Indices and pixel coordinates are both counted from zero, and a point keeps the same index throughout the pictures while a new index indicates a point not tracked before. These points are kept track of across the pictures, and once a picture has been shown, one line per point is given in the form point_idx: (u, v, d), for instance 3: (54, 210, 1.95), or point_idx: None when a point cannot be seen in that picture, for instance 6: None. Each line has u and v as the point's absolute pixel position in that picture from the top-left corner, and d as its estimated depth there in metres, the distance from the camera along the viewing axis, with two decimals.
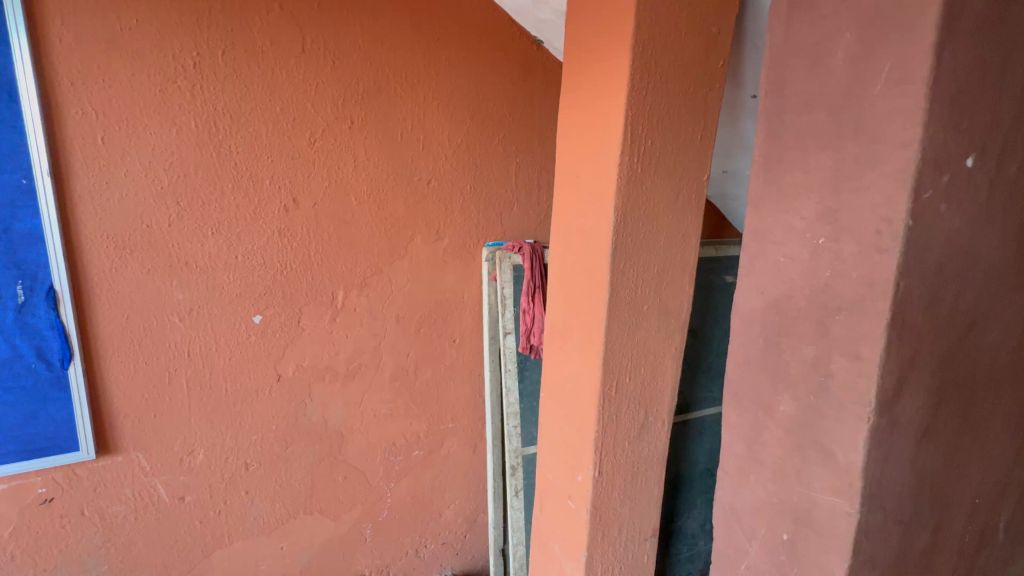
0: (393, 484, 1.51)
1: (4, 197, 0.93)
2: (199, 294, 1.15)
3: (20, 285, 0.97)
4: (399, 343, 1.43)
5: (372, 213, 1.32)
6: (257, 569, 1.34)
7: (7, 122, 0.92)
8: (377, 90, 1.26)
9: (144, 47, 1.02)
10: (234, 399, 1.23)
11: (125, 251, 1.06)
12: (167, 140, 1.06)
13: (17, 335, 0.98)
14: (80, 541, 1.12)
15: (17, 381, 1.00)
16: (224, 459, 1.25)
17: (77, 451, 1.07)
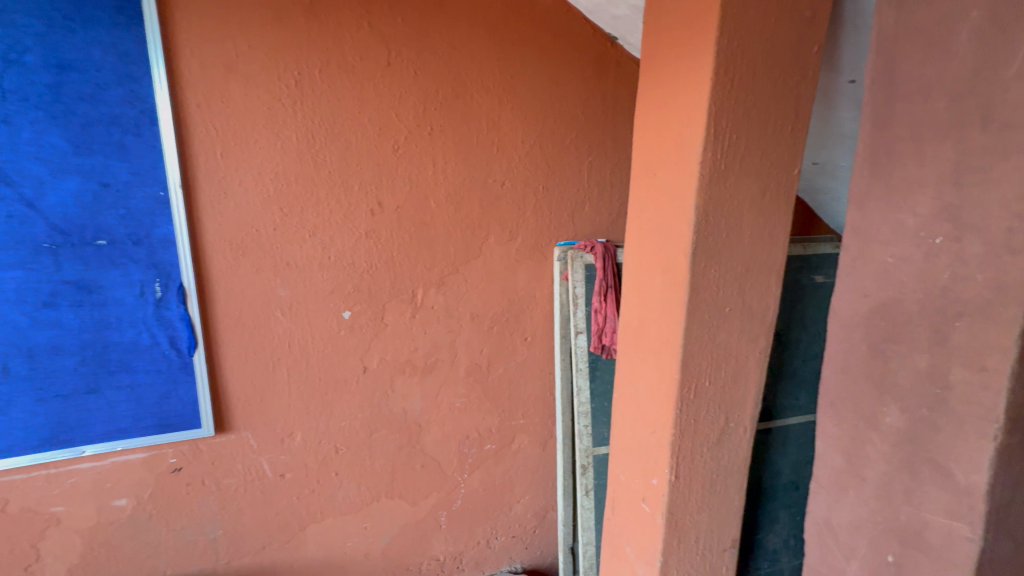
0: (466, 475, 1.57)
1: (146, 207, 1.09)
2: (299, 291, 1.26)
3: (158, 282, 1.12)
4: (474, 339, 1.48)
5: (449, 215, 1.37)
6: (345, 545, 1.46)
7: (149, 142, 1.07)
8: (455, 96, 1.31)
9: (255, 70, 1.13)
10: (326, 387, 1.34)
11: (238, 252, 1.19)
12: (273, 152, 1.18)
13: (155, 326, 1.14)
14: (201, 507, 1.28)
15: (154, 365, 1.15)
16: (318, 442, 1.37)
17: (201, 428, 1.22)
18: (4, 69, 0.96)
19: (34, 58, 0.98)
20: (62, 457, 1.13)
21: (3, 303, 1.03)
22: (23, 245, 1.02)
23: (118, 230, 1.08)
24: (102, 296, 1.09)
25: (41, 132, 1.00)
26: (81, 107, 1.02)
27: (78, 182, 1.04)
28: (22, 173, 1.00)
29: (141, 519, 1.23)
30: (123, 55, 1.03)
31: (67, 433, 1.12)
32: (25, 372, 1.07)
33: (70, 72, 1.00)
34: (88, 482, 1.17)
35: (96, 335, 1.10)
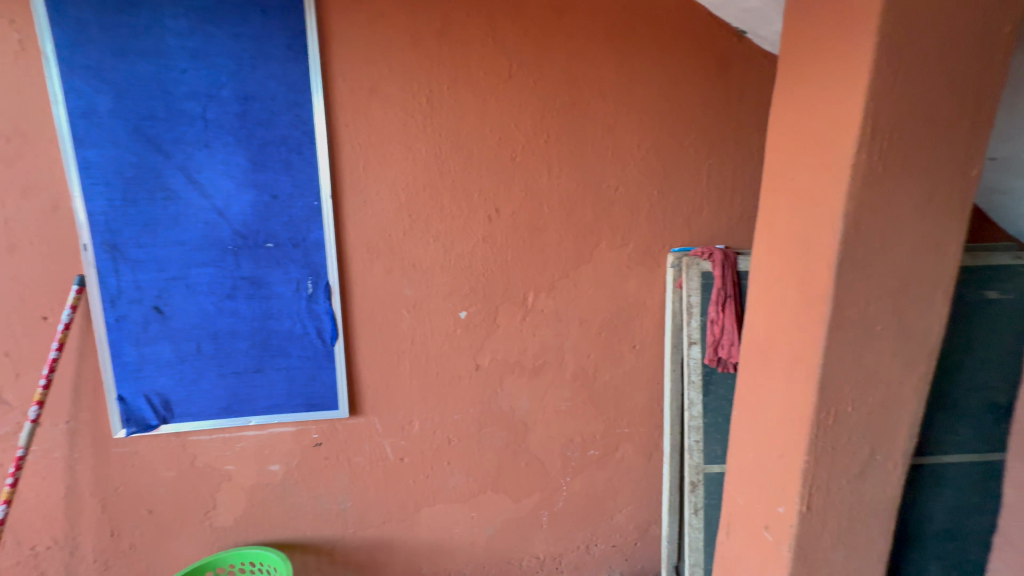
0: (568, 478, 1.58)
1: (304, 215, 1.26)
2: (422, 291, 1.37)
3: (310, 280, 1.29)
4: (581, 344, 1.49)
5: (562, 220, 1.40)
6: (453, 531, 1.55)
7: (308, 159, 1.23)
8: (571, 104, 1.33)
9: (393, 91, 1.25)
10: (442, 382, 1.44)
11: (373, 255, 1.32)
12: (405, 164, 1.29)
13: (307, 318, 1.31)
14: (335, 480, 1.44)
15: (304, 352, 1.33)
16: (433, 432, 1.47)
17: (337, 409, 1.38)
18: (206, 102, 1.16)
19: (227, 91, 1.17)
20: (234, 425, 1.34)
21: (198, 295, 1.25)
22: (214, 246, 1.23)
23: (283, 235, 1.26)
24: (269, 291, 1.28)
25: (229, 153, 1.20)
26: (259, 131, 1.20)
27: (254, 194, 1.22)
28: (215, 187, 1.21)
29: (289, 484, 1.41)
30: (292, 85, 1.19)
31: (238, 404, 1.33)
32: (211, 352, 1.28)
33: (253, 102, 1.18)
34: (251, 448, 1.37)
35: (262, 324, 1.29)
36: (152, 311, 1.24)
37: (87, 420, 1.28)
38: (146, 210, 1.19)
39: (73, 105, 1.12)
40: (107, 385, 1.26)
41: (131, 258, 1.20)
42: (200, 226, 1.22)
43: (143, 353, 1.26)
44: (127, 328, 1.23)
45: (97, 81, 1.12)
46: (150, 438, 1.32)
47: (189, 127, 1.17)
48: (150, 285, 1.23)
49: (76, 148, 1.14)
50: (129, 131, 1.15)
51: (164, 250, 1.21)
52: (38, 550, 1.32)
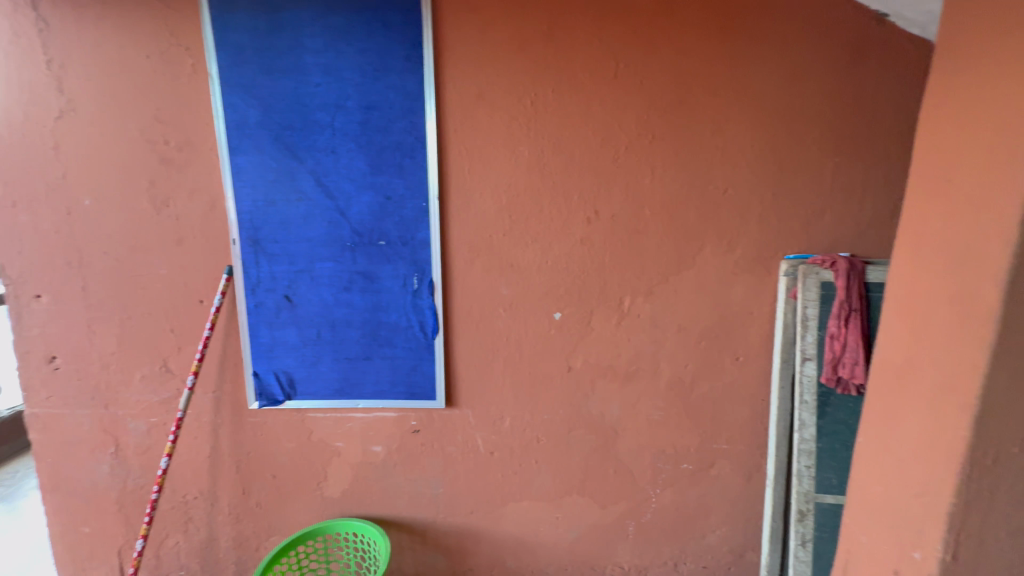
0: (658, 490, 1.53)
1: (413, 216, 1.34)
2: (519, 291, 1.40)
3: (416, 277, 1.37)
4: (679, 353, 1.43)
5: (664, 223, 1.35)
6: (537, 529, 1.56)
7: (418, 163, 1.31)
8: (679, 102, 1.28)
9: (500, 95, 1.28)
10: (533, 381, 1.46)
11: (474, 254, 1.37)
12: (508, 167, 1.32)
13: (412, 312, 1.40)
14: (430, 466, 1.52)
15: (408, 343, 1.42)
16: (522, 430, 1.49)
17: (435, 400, 1.46)
18: (335, 112, 1.28)
19: (352, 102, 1.27)
20: (345, 406, 1.47)
21: (320, 286, 1.38)
22: (335, 243, 1.35)
23: (394, 233, 1.35)
24: (379, 285, 1.38)
25: (352, 158, 1.31)
26: (378, 137, 1.29)
27: (371, 196, 1.33)
28: (338, 189, 1.32)
29: (389, 465, 1.52)
30: (408, 93, 1.27)
31: (349, 388, 1.45)
32: (329, 339, 1.42)
33: (373, 111, 1.28)
34: (358, 429, 1.49)
35: (373, 315, 1.40)
36: (283, 299, 1.39)
37: (229, 392, 1.48)
38: (282, 210, 1.34)
39: (229, 118, 1.29)
40: (245, 362, 1.44)
41: (269, 252, 1.36)
42: (325, 225, 1.35)
43: (274, 336, 1.42)
44: (262, 313, 1.40)
45: (249, 97, 1.28)
46: (276, 412, 1.49)
47: (319, 136, 1.30)
48: (282, 276, 1.38)
49: (230, 155, 1.31)
50: (272, 139, 1.30)
51: (295, 246, 1.36)
52: (187, 498, 1.55)
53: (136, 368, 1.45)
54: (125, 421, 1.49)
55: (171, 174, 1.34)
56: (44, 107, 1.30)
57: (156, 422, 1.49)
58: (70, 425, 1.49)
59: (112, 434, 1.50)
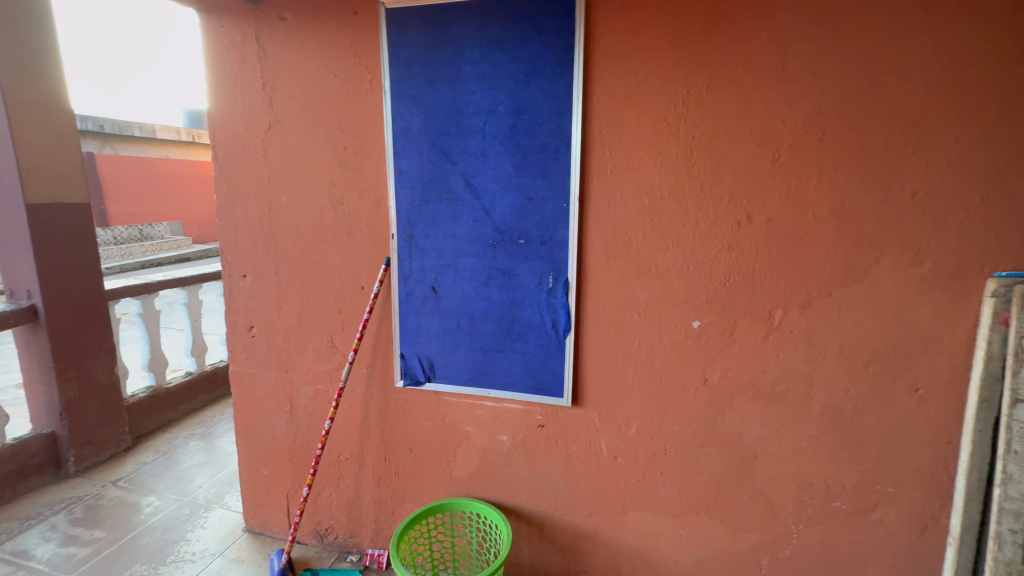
0: (801, 526, 1.37)
1: (553, 216, 1.37)
2: (655, 295, 1.36)
3: (551, 276, 1.41)
4: (839, 377, 1.27)
5: (831, 230, 1.20)
6: (658, 543, 1.51)
7: (562, 164, 1.33)
8: (860, 93, 1.13)
9: (649, 95, 1.25)
10: (664, 390, 1.41)
11: (611, 256, 1.37)
12: (653, 168, 1.29)
13: (545, 310, 1.43)
14: (552, 462, 1.55)
15: (539, 340, 1.46)
16: (649, 438, 1.45)
17: (561, 398, 1.48)
18: (487, 117, 1.36)
19: (503, 107, 1.34)
20: (477, 393, 1.57)
21: (463, 280, 1.49)
22: (479, 240, 1.44)
23: (534, 233, 1.39)
24: (516, 282, 1.44)
25: (499, 160, 1.38)
26: (525, 140, 1.35)
27: (515, 196, 1.39)
28: (485, 190, 1.41)
29: (513, 455, 1.58)
30: (556, 97, 1.30)
31: (482, 377, 1.54)
32: (468, 329, 1.52)
33: (522, 115, 1.33)
34: (487, 416, 1.58)
35: (509, 310, 1.47)
36: (430, 290, 1.53)
37: (379, 369, 1.66)
38: (435, 208, 1.47)
39: (396, 126, 1.45)
40: (395, 344, 1.60)
41: (421, 246, 1.50)
42: (471, 223, 1.44)
43: (420, 323, 1.56)
44: (412, 302, 1.55)
45: (414, 106, 1.42)
46: (417, 392, 1.64)
47: (471, 140, 1.39)
48: (431, 269, 1.51)
49: (394, 159, 1.47)
50: (430, 144, 1.43)
51: (443, 241, 1.48)
52: (341, 458, 1.78)
53: (310, 341, 1.71)
54: (299, 385, 1.76)
55: (347, 175, 1.54)
56: (259, 121, 1.59)
57: (322, 389, 1.74)
58: (260, 383, 1.80)
59: (289, 395, 1.78)
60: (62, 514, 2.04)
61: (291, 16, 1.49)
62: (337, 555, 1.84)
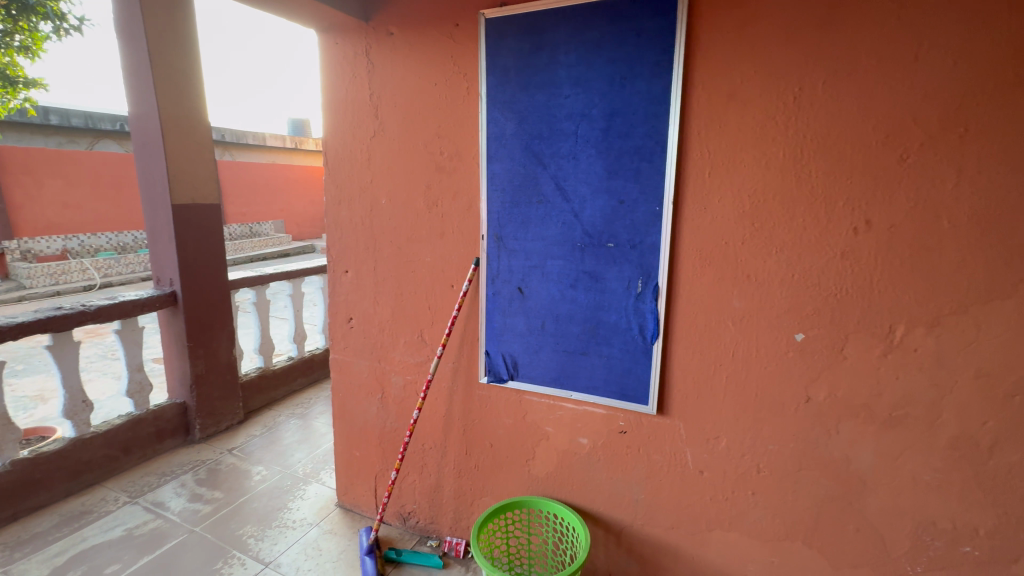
0: (919, 569, 1.23)
1: (645, 220, 1.34)
2: (754, 305, 1.28)
3: (640, 280, 1.38)
4: (974, 406, 1.12)
5: (970, 238, 1.07)
6: (746, 567, 1.42)
7: (656, 167, 1.30)
8: (1015, 83, 0.99)
9: (756, 93, 1.19)
10: (760, 405, 1.33)
11: (705, 261, 1.31)
12: (756, 170, 1.22)
13: (633, 315, 1.41)
14: (633, 470, 1.52)
15: (625, 345, 1.44)
16: (741, 455, 1.37)
17: (645, 405, 1.45)
18: (580, 120, 1.37)
19: (597, 110, 1.34)
20: (558, 395, 1.58)
21: (549, 281, 1.51)
22: (567, 243, 1.45)
23: (624, 236, 1.38)
24: (603, 285, 1.43)
25: (591, 163, 1.38)
26: (618, 143, 1.33)
27: (605, 200, 1.38)
28: (575, 193, 1.42)
29: (592, 459, 1.57)
30: (653, 98, 1.27)
31: (565, 378, 1.55)
32: (552, 330, 1.54)
33: (616, 117, 1.32)
34: (568, 418, 1.58)
35: (594, 313, 1.46)
36: (517, 290, 1.56)
37: (464, 365, 1.73)
38: (525, 211, 1.50)
39: (490, 131, 1.50)
40: (480, 342, 1.66)
41: (509, 248, 1.54)
42: (560, 226, 1.46)
43: (505, 322, 1.60)
44: (498, 301, 1.59)
45: (508, 112, 1.46)
46: (499, 389, 1.68)
47: (564, 143, 1.41)
48: (518, 270, 1.55)
49: (488, 163, 1.52)
50: (523, 148, 1.46)
51: (532, 243, 1.51)
52: (425, 447, 1.87)
53: (402, 334, 1.82)
54: (391, 374, 1.88)
55: (442, 179, 1.62)
56: (365, 129, 1.72)
57: (411, 380, 1.84)
58: (356, 371, 1.95)
59: (381, 383, 1.91)
60: (190, 473, 2.35)
61: (397, 31, 1.60)
62: (418, 538, 1.94)
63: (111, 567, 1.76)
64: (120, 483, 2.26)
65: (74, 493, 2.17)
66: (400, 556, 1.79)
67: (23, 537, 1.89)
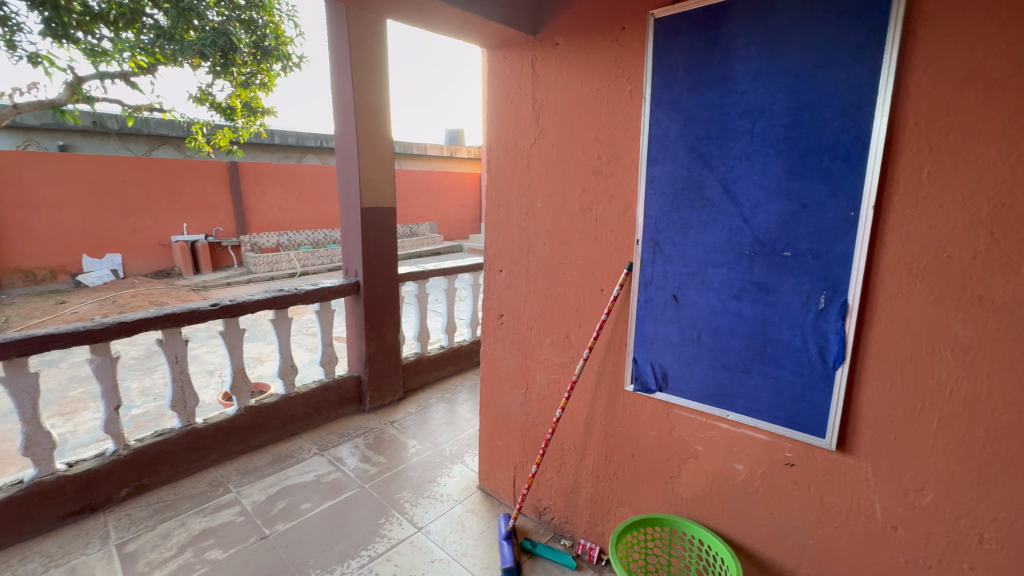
0: None
1: (835, 226, 1.17)
2: (987, 334, 1.03)
3: (824, 295, 1.21)
4: None
5: None
6: None
7: (854, 166, 1.13)
8: None
9: (1007, 72, 0.96)
10: (989, 461, 1.07)
11: (917, 278, 1.10)
12: (1000, 167, 0.99)
13: (811, 334, 1.25)
14: (800, 509, 1.35)
15: (798, 367, 1.28)
16: (954, 517, 1.12)
17: (822, 438, 1.27)
18: (758, 117, 1.26)
19: (780, 105, 1.22)
20: (712, 413, 1.47)
21: (709, 290, 1.41)
22: (734, 250, 1.35)
23: (805, 245, 1.22)
24: (776, 298, 1.29)
25: (768, 163, 1.26)
26: (804, 140, 1.19)
27: (784, 204, 1.24)
28: (747, 197, 1.30)
29: (749, 489, 1.43)
30: (855, 87, 1.11)
31: (721, 396, 1.44)
32: (710, 343, 1.44)
33: (805, 112, 1.18)
34: (722, 439, 1.46)
35: (762, 329, 1.33)
36: (672, 298, 1.50)
37: (610, 370, 1.71)
38: (686, 215, 1.43)
39: (653, 133, 1.46)
40: (628, 348, 1.63)
41: (666, 253, 1.48)
42: (726, 231, 1.36)
43: (657, 330, 1.55)
44: (651, 308, 1.54)
45: (674, 112, 1.41)
46: (646, 399, 1.63)
47: (736, 143, 1.31)
48: (674, 277, 1.48)
49: (648, 165, 1.48)
50: (688, 150, 1.40)
51: (692, 249, 1.43)
52: (564, 447, 1.91)
53: (549, 334, 1.88)
54: (536, 372, 1.96)
55: (598, 182, 1.63)
56: (526, 136, 1.82)
57: (555, 379, 1.89)
58: (503, 365, 2.07)
59: (526, 379, 2.00)
60: (361, 437, 2.75)
61: (562, 40, 1.66)
62: (552, 534, 1.98)
63: (305, 504, 2.15)
64: (312, 437, 2.74)
65: (281, 439, 2.70)
66: (535, 548, 1.85)
67: (248, 468, 2.42)
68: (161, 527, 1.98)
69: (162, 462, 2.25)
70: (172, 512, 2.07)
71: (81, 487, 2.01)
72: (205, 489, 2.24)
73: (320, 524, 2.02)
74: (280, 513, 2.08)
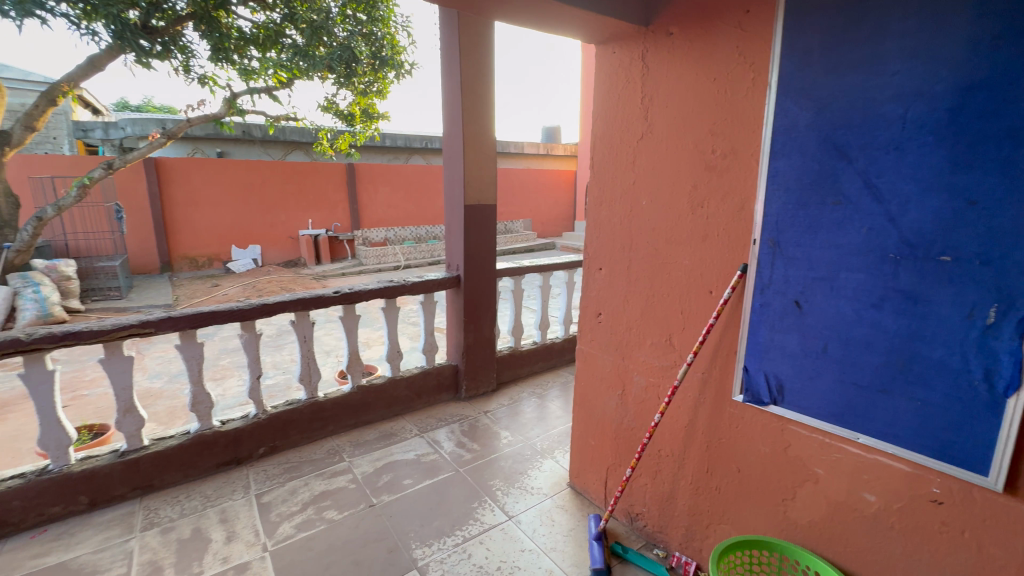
0: None
1: (1014, 226, 0.99)
2: None
3: (995, 308, 1.02)
4: None
5: None
6: None
7: None
8: None
9: None
10: None
11: None
12: None
13: (974, 352, 1.06)
14: (949, 555, 1.16)
15: (955, 391, 1.10)
16: None
17: (984, 476, 1.08)
18: (912, 101, 1.10)
19: (944, 86, 1.05)
20: (839, 434, 1.32)
21: (840, 296, 1.27)
22: (874, 253, 1.19)
23: (971, 248, 1.04)
24: (928, 308, 1.12)
25: (925, 154, 1.09)
26: (975, 125, 1.02)
27: (944, 200, 1.07)
28: (894, 192, 1.14)
29: (882, 523, 1.26)
30: None
31: (851, 416, 1.29)
32: (838, 355, 1.29)
33: (977, 92, 1.01)
34: (849, 464, 1.31)
35: (908, 344, 1.16)
36: (793, 304, 1.36)
37: (715, 378, 1.61)
38: (814, 213, 1.29)
39: (779, 124, 1.34)
40: (739, 356, 1.52)
41: (789, 255, 1.36)
42: (865, 231, 1.20)
43: (774, 338, 1.42)
44: (767, 313, 1.42)
45: (805, 99, 1.28)
46: (757, 411, 1.50)
47: (883, 131, 1.15)
48: (797, 281, 1.35)
49: (771, 159, 1.37)
50: (820, 141, 1.26)
51: (821, 251, 1.29)
52: (661, 453, 1.83)
53: (649, 335, 1.82)
54: (633, 374, 1.91)
55: (711, 178, 1.54)
56: (633, 131, 1.77)
57: (654, 383, 1.83)
58: (600, 364, 2.05)
59: (623, 381, 1.95)
60: (458, 424, 2.89)
61: (677, 30, 1.58)
62: (644, 542, 1.92)
63: (407, 480, 2.32)
64: (414, 419, 2.94)
65: (387, 418, 2.93)
66: (627, 554, 1.81)
67: (360, 441, 2.67)
68: (290, 485, 2.26)
69: (291, 428, 2.56)
70: (298, 472, 2.36)
71: (230, 442, 2.37)
72: (324, 456, 2.51)
73: (420, 500, 2.17)
74: (386, 485, 2.27)
